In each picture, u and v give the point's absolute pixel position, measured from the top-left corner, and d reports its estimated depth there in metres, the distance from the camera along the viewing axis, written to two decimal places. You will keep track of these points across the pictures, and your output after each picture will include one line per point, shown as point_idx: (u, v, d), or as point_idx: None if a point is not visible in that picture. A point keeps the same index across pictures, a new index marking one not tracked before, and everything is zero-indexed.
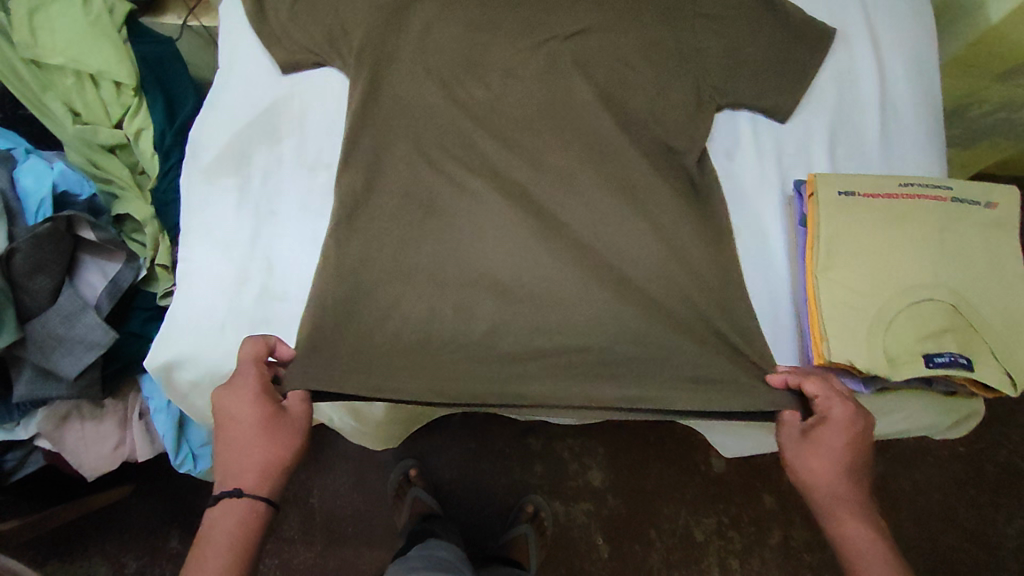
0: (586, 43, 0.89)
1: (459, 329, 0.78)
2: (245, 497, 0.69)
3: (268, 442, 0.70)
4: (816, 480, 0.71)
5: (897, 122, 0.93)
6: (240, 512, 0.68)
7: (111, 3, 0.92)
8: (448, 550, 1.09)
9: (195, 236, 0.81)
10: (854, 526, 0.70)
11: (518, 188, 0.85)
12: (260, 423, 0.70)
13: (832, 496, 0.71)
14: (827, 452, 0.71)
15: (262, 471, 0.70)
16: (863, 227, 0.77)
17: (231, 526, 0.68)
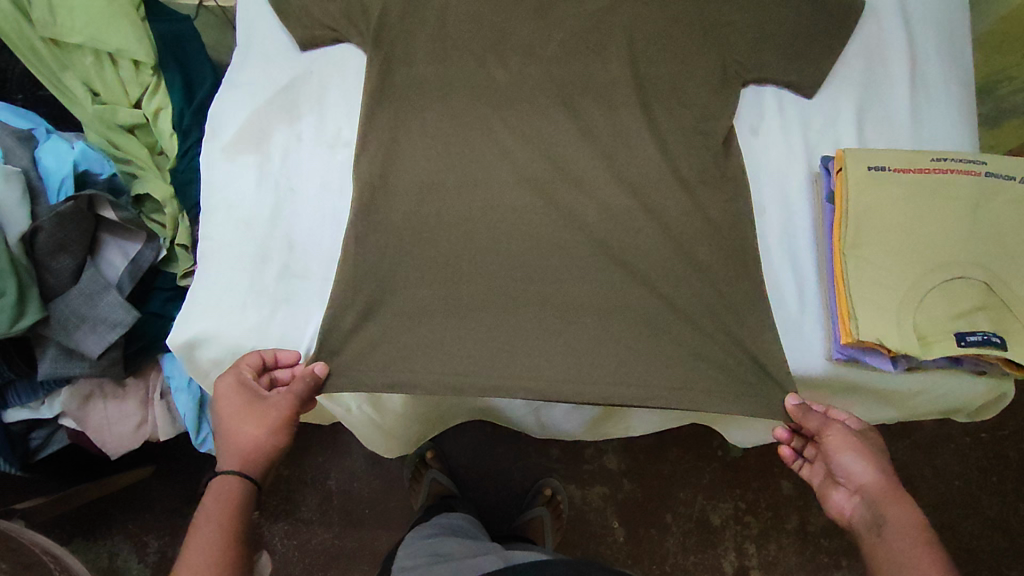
0: (609, 19, 0.88)
1: (480, 308, 0.78)
2: (222, 475, 0.69)
3: (247, 423, 0.71)
4: (869, 462, 0.71)
5: (931, 95, 0.90)
6: (221, 492, 0.68)
7: None
8: (465, 519, 1.10)
9: (215, 213, 0.80)
10: (908, 506, 0.67)
11: (540, 163, 0.83)
12: (238, 409, 0.71)
13: (881, 479, 0.70)
14: (871, 441, 0.73)
15: (241, 457, 0.70)
16: (895, 203, 0.75)
17: (211, 506, 0.67)
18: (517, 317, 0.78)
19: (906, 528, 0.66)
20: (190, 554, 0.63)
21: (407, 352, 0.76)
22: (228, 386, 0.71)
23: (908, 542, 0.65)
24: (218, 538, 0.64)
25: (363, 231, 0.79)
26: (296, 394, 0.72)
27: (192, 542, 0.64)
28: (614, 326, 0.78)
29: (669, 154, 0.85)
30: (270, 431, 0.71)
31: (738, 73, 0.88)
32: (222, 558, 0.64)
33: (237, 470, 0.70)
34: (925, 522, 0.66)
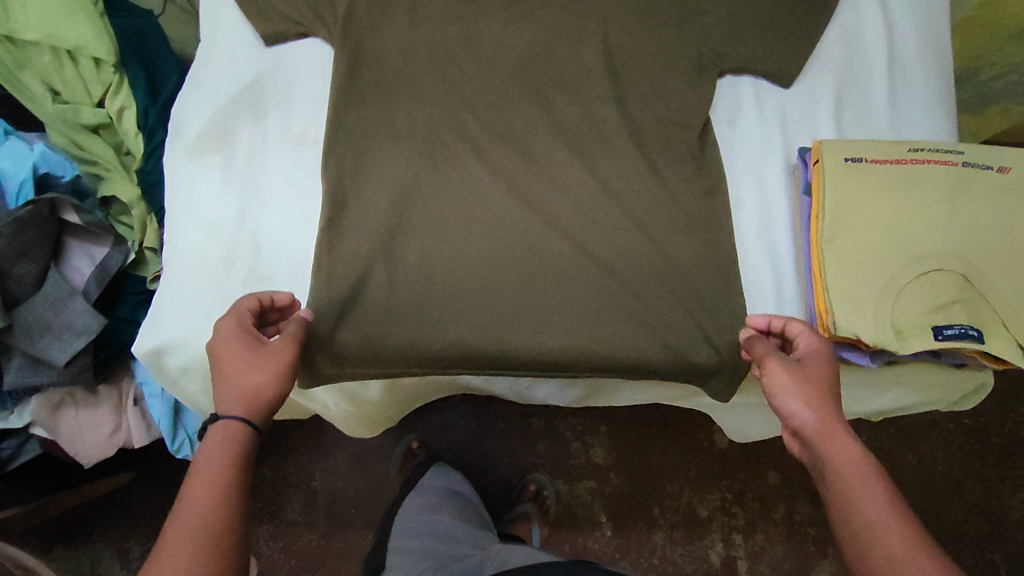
0: (583, 8, 0.86)
1: (455, 312, 0.76)
2: (224, 420, 0.63)
3: (252, 368, 0.65)
4: (808, 400, 0.65)
5: (908, 85, 0.88)
6: (223, 438, 0.62)
7: None
8: (463, 487, 1.18)
9: (180, 216, 0.78)
10: (848, 446, 0.63)
11: (514, 160, 0.81)
12: (240, 354, 0.65)
13: (822, 417, 0.65)
14: (813, 372, 0.67)
15: (245, 402, 0.64)
16: (872, 195, 0.74)
17: (212, 451, 0.61)
18: (493, 316, 0.76)
19: (846, 471, 0.61)
20: (192, 499, 0.58)
21: (381, 355, 0.75)
22: (228, 330, 0.66)
23: (853, 485, 0.60)
24: (223, 481, 0.59)
25: (336, 237, 0.76)
26: (294, 336, 0.69)
27: (190, 488, 0.58)
28: (591, 324, 0.77)
29: (644, 148, 0.83)
30: (274, 377, 0.66)
31: (715, 63, 0.86)
32: (227, 501, 0.59)
33: (240, 415, 0.64)
34: (866, 462, 0.62)
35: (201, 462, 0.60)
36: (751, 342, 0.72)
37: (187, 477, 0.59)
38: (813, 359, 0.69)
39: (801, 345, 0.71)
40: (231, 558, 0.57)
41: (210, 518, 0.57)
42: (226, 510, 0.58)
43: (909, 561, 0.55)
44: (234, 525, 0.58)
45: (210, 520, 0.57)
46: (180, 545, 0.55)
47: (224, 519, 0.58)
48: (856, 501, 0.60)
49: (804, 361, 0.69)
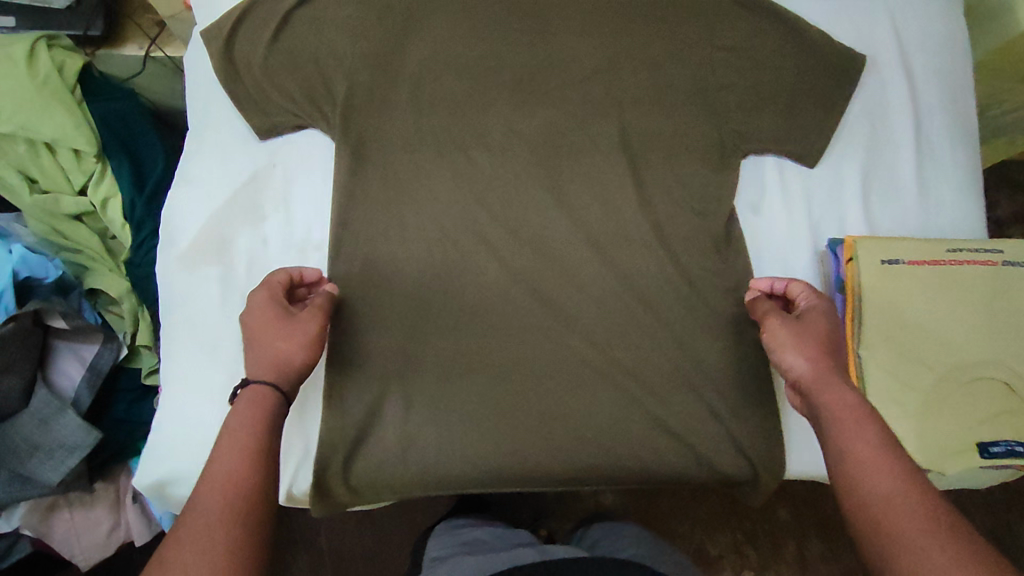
0: (597, 85, 0.81)
1: (476, 430, 0.73)
2: (254, 383, 0.62)
3: (280, 335, 0.65)
4: (807, 350, 0.65)
5: (937, 159, 0.85)
6: (250, 397, 0.60)
7: (60, 59, 0.82)
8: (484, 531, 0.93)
9: (180, 334, 0.74)
10: (845, 393, 0.61)
11: (530, 257, 0.78)
12: (270, 317, 0.66)
13: (818, 366, 0.64)
14: (814, 328, 0.67)
15: (275, 367, 0.63)
16: (909, 300, 0.71)
17: (243, 411, 0.59)
18: (514, 427, 0.74)
19: (841, 413, 0.60)
20: (227, 461, 0.55)
21: (400, 472, 0.72)
22: (260, 303, 0.67)
23: (846, 428, 0.58)
24: (251, 446, 0.56)
25: (347, 359, 0.74)
26: (320, 307, 0.69)
27: (223, 447, 0.56)
28: (613, 434, 0.75)
29: (665, 237, 0.80)
30: (302, 345, 0.65)
31: (739, 141, 0.81)
32: (257, 464, 0.56)
33: (269, 380, 0.62)
34: (862, 409, 0.60)
35: (229, 428, 0.58)
36: (755, 300, 0.73)
37: (217, 439, 0.57)
38: (815, 311, 0.69)
39: (801, 303, 0.71)
40: (262, 527, 0.53)
41: (239, 485, 0.54)
42: (255, 474, 0.55)
43: (900, 501, 0.52)
44: (264, 495, 0.55)
45: (239, 486, 0.54)
46: (207, 507, 0.52)
47: (253, 487, 0.54)
48: (849, 446, 0.57)
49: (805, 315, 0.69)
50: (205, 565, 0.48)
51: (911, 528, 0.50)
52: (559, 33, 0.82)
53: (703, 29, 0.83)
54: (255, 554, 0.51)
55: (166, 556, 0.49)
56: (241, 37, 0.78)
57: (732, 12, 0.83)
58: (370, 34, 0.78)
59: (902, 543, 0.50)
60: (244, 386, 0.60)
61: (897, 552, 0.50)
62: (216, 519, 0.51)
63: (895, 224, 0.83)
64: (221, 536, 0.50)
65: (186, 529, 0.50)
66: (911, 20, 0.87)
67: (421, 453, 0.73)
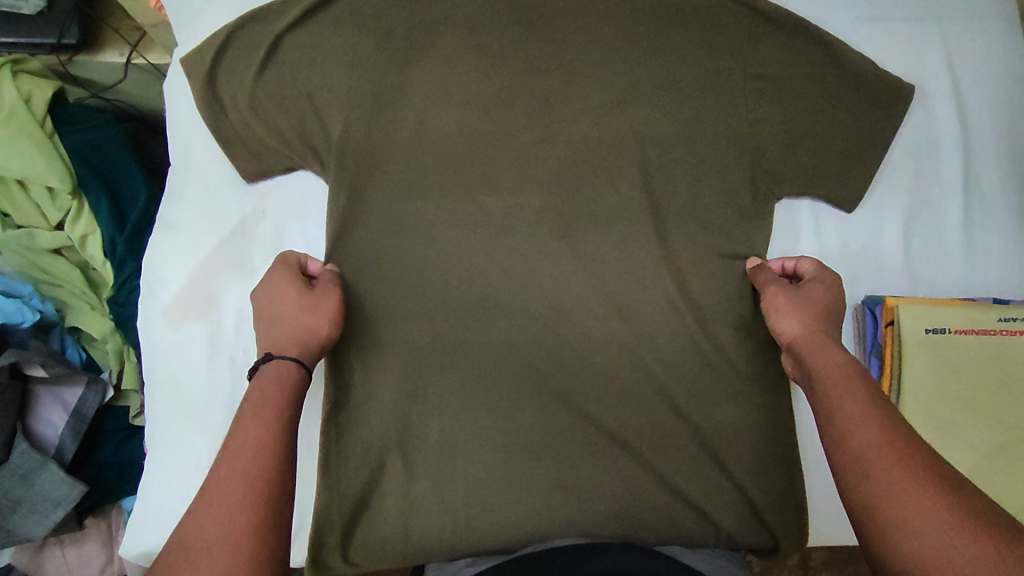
0: (617, 119, 0.74)
1: (482, 503, 0.68)
2: (277, 360, 0.57)
3: (302, 311, 0.62)
4: (802, 316, 0.62)
5: (985, 202, 0.78)
6: (272, 376, 0.56)
7: (26, 90, 0.79)
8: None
9: (163, 395, 0.69)
10: (836, 352, 0.58)
11: (541, 310, 0.71)
12: (287, 295, 0.62)
13: (812, 330, 0.61)
14: (813, 295, 0.64)
15: (295, 342, 0.60)
16: (957, 371, 0.67)
17: (267, 391, 0.54)
18: (523, 500, 0.68)
19: (830, 371, 0.57)
20: (248, 440, 0.50)
21: (401, 544, 0.68)
22: (280, 281, 0.64)
23: (834, 383, 0.55)
24: (272, 427, 0.52)
25: (343, 428, 0.68)
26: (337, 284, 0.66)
27: (246, 425, 0.51)
28: (631, 506, 0.69)
29: (691, 288, 0.72)
30: (323, 321, 0.62)
31: (774, 180, 0.74)
32: (277, 443, 0.51)
33: (292, 355, 0.59)
34: (851, 366, 0.56)
35: (249, 405, 0.53)
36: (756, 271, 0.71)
37: (240, 416, 0.52)
38: (816, 279, 0.66)
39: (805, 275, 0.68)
40: (285, 512, 0.49)
41: (261, 465, 0.49)
42: (276, 454, 0.50)
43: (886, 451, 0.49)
44: (286, 477, 0.50)
45: (263, 469, 0.49)
46: (226, 487, 0.48)
47: (270, 465, 0.50)
48: (832, 400, 0.54)
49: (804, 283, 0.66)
50: (227, 554, 0.44)
51: (893, 479, 0.47)
52: (576, 59, 0.75)
53: (735, 54, 0.75)
54: (277, 538, 0.47)
55: (189, 542, 0.45)
56: (225, 65, 0.71)
57: (768, 36, 0.75)
58: (368, 64, 0.71)
59: (886, 495, 0.46)
60: (267, 359, 0.56)
61: (882, 510, 0.46)
62: (237, 501, 0.47)
63: (937, 273, 0.76)
64: (245, 521, 0.46)
65: (210, 513, 0.46)
66: (964, 50, 0.80)
67: (422, 525, 0.68)
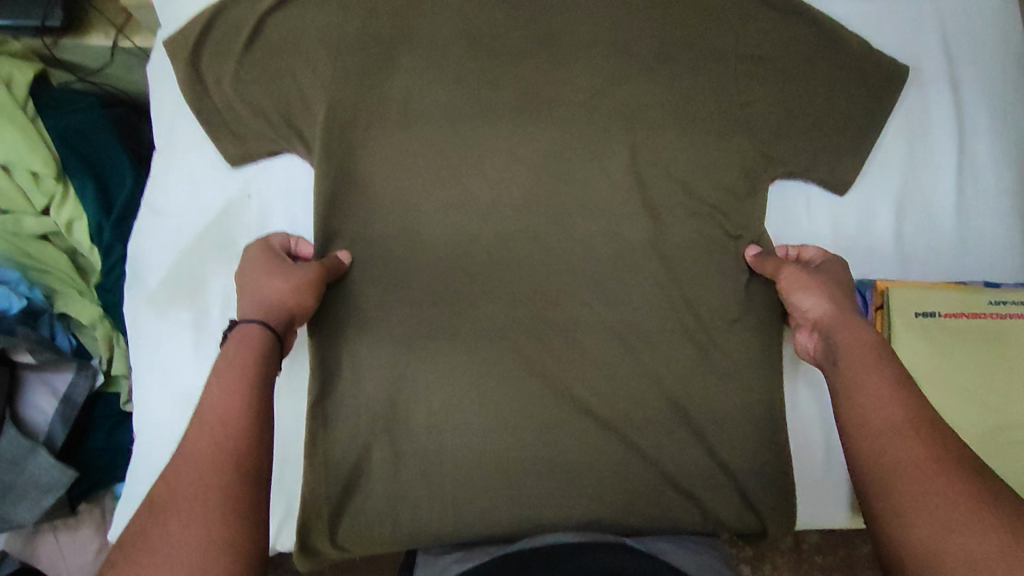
0: (607, 100, 0.73)
1: (469, 487, 0.68)
2: (243, 323, 0.57)
3: (271, 279, 0.61)
4: (825, 293, 0.62)
5: (979, 184, 0.77)
6: (236, 339, 0.56)
7: (9, 75, 0.78)
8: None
9: (151, 381, 0.69)
10: (860, 327, 0.58)
11: (529, 295, 0.71)
12: (265, 269, 0.62)
13: (834, 310, 0.61)
14: (832, 276, 0.64)
15: (264, 305, 0.59)
16: (949, 354, 0.67)
17: (231, 354, 0.54)
18: (510, 482, 0.68)
19: (855, 351, 0.57)
20: (218, 408, 0.50)
21: (389, 527, 0.68)
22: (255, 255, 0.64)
23: (860, 364, 0.55)
24: (242, 394, 0.51)
25: (330, 412, 0.68)
26: (324, 266, 0.65)
27: (214, 394, 0.51)
28: (618, 489, 0.69)
29: (682, 271, 0.72)
30: (295, 288, 0.62)
31: (767, 162, 0.73)
32: (247, 402, 0.51)
33: (257, 318, 0.58)
34: (878, 342, 0.57)
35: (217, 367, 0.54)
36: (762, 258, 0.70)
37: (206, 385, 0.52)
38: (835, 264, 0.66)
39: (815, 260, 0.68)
40: (259, 471, 0.48)
41: (230, 428, 0.49)
42: (246, 417, 0.50)
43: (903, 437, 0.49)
44: (257, 437, 0.50)
45: (233, 430, 0.49)
46: (192, 449, 0.48)
47: (242, 434, 0.49)
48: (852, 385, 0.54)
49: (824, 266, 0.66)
50: (195, 518, 0.44)
51: (909, 466, 0.47)
52: (564, 40, 0.74)
53: (727, 34, 0.74)
54: (254, 499, 0.47)
55: (158, 503, 0.45)
56: (207, 46, 0.70)
57: (760, 15, 0.74)
58: (354, 45, 0.70)
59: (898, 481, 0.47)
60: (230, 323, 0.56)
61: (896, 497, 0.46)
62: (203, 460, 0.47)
63: (929, 255, 0.76)
64: (214, 479, 0.46)
65: (177, 477, 0.46)
66: (959, 30, 0.79)
67: (410, 508, 0.68)
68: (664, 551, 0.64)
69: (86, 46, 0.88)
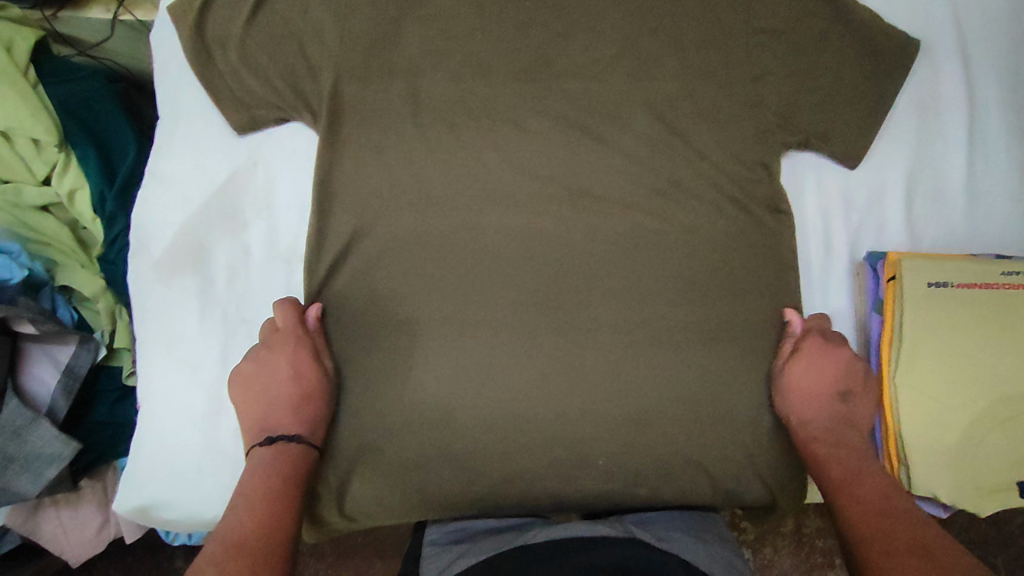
0: (617, 72, 0.72)
1: (478, 460, 0.68)
2: (282, 445, 0.63)
3: (300, 398, 0.65)
4: (802, 407, 0.68)
5: (989, 160, 0.77)
6: (278, 452, 0.62)
7: (9, 38, 0.76)
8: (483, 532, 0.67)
9: (155, 350, 0.68)
10: (825, 446, 0.65)
11: (539, 265, 0.70)
12: (292, 370, 0.65)
13: (806, 421, 0.67)
14: (816, 376, 0.68)
15: (304, 421, 0.65)
16: (958, 325, 0.66)
17: (269, 481, 0.60)
18: (518, 451, 0.68)
19: (828, 462, 0.64)
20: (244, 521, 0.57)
21: (398, 496, 0.68)
22: (288, 343, 0.66)
23: (830, 476, 0.63)
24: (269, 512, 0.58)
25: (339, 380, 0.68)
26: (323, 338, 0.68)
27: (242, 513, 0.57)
28: (625, 459, 0.69)
29: (692, 243, 0.71)
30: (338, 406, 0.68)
31: (779, 137, 0.72)
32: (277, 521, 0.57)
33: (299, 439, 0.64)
34: (840, 459, 0.64)
35: (250, 472, 0.61)
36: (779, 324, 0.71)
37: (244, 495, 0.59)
38: (806, 350, 0.68)
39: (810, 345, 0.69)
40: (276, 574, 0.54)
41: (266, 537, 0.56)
42: (279, 526, 0.57)
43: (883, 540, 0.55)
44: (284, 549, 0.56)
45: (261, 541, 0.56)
46: (257, 547, 0.55)
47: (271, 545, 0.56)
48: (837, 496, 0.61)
49: (797, 355, 0.68)
50: None
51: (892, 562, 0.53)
52: (574, 11, 0.73)
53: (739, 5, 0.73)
54: None
55: None
56: (212, 13, 0.69)
57: None
58: (362, 14, 0.69)
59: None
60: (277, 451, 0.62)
61: None
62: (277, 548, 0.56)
63: (938, 230, 0.76)
64: None
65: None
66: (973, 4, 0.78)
67: (418, 479, 0.68)
68: (670, 540, 0.62)
69: (86, 18, 0.86)
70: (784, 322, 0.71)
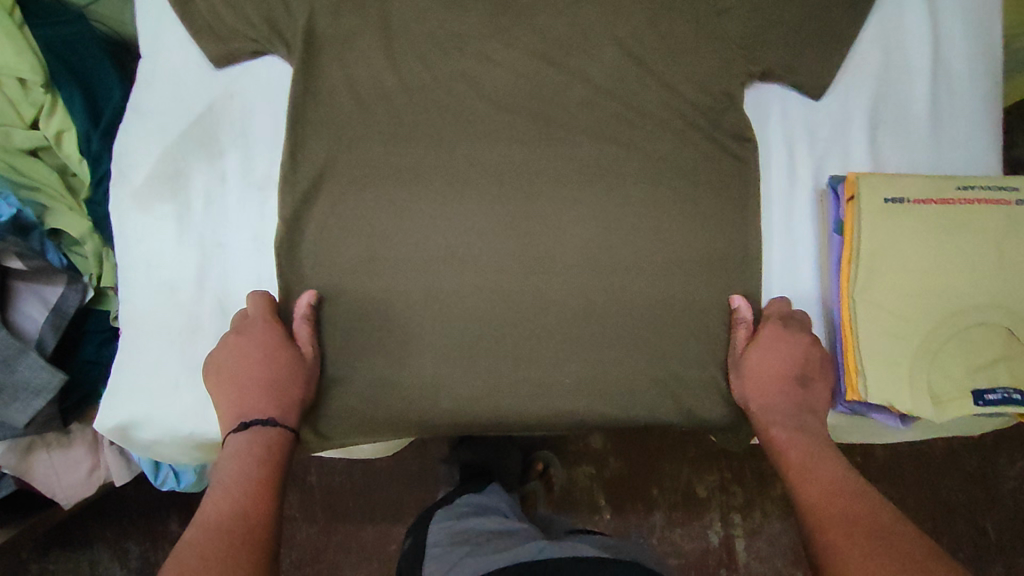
0: (583, 7, 0.74)
1: (448, 382, 0.70)
2: (260, 429, 0.63)
3: (273, 379, 0.66)
4: (759, 394, 0.69)
5: (950, 89, 0.78)
6: (254, 435, 0.63)
7: None
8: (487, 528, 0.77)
9: (136, 273, 0.71)
10: (784, 429, 0.67)
11: (507, 194, 0.72)
12: (263, 350, 0.66)
13: (764, 405, 0.69)
14: (771, 361, 0.68)
15: (278, 399, 0.65)
16: (914, 239, 0.68)
17: (248, 466, 0.61)
18: (487, 372, 0.70)
19: (786, 446, 0.66)
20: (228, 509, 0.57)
21: (370, 416, 0.70)
22: (259, 328, 0.67)
23: (788, 462, 0.65)
24: (250, 492, 0.59)
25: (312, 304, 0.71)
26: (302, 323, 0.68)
27: (227, 499, 0.58)
28: (592, 381, 0.71)
29: (657, 173, 0.73)
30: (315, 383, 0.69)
31: (743, 67, 0.74)
32: (258, 505, 0.59)
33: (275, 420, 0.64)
34: (799, 442, 0.66)
35: (229, 455, 0.62)
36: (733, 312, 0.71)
37: (225, 483, 0.60)
38: (760, 339, 0.69)
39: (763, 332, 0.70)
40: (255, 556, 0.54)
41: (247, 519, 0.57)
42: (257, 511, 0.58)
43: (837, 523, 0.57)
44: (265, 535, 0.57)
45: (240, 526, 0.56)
46: (231, 527, 0.56)
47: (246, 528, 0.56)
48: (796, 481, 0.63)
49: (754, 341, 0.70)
50: None
51: (847, 538, 0.55)
52: None
53: None
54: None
55: None
56: None
57: None
58: None
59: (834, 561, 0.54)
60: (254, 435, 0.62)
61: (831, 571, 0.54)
62: (253, 528, 0.56)
63: (901, 158, 0.77)
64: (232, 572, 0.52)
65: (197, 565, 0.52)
66: None
67: (390, 401, 0.70)
68: None
69: None
70: (733, 308, 0.71)
